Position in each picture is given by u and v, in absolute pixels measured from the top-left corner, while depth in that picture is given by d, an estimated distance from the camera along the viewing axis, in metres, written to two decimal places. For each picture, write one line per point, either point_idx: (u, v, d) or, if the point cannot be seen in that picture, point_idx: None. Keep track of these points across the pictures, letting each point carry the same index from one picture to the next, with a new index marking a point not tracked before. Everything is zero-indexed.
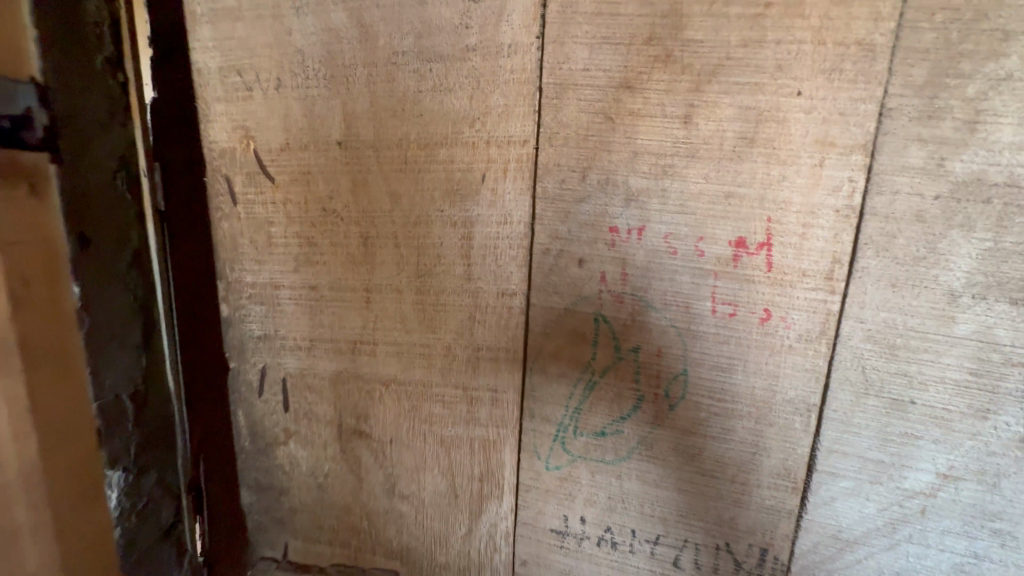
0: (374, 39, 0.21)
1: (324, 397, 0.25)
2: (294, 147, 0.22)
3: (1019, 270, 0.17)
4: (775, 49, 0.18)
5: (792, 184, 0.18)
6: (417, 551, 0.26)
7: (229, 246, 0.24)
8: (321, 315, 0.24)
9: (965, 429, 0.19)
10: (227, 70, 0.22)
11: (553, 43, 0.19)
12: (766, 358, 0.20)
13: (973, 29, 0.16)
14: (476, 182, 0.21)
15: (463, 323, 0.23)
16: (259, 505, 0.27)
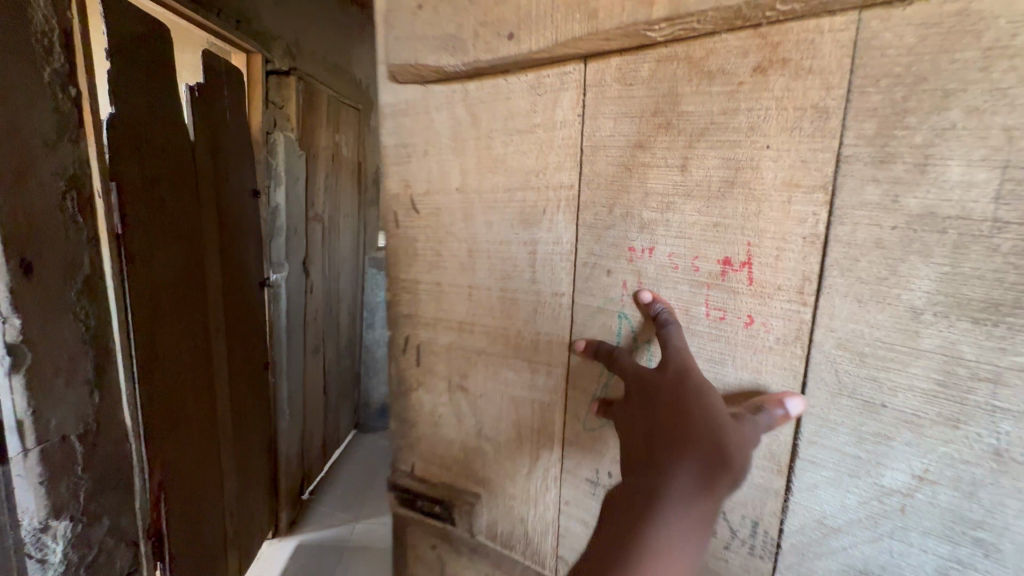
0: (480, 122, 0.32)
1: (440, 358, 0.37)
2: (433, 192, 0.34)
3: (978, 293, 0.19)
4: (748, 114, 0.23)
5: (766, 217, 0.23)
6: (495, 481, 0.35)
7: (392, 254, 0.38)
8: (443, 301, 0.36)
9: (936, 436, 0.21)
10: (397, 144, 0.35)
11: (589, 118, 0.28)
12: (751, 355, 0.25)
13: (915, 89, 0.20)
14: (540, 214, 0.30)
15: (529, 313, 0.32)
16: (398, 430, 0.40)
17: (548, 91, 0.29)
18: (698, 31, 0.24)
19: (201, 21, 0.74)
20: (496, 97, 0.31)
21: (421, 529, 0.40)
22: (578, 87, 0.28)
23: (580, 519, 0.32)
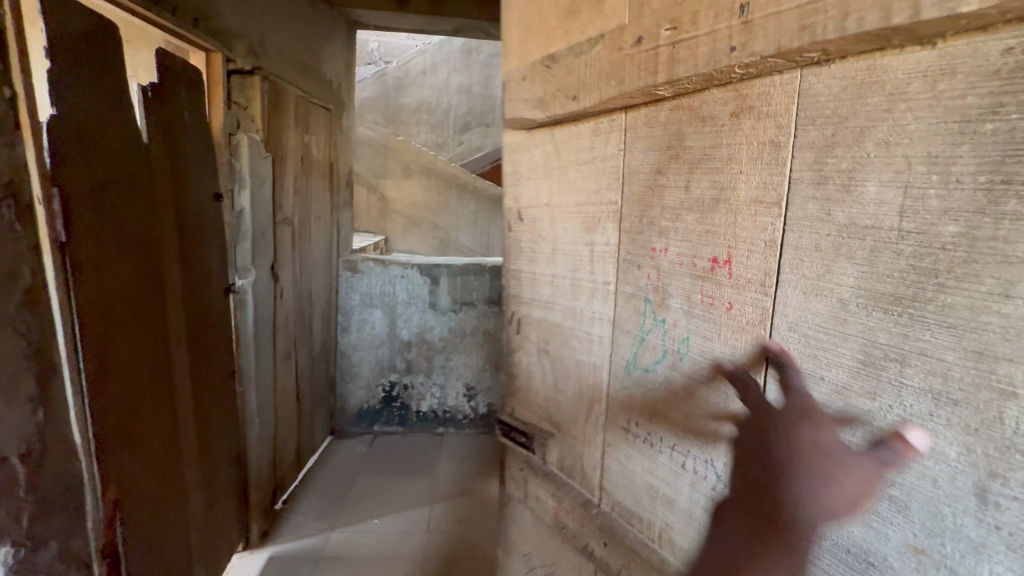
0: (620, 150, 0.74)
1: (589, 266, 0.83)
2: (592, 177, 0.79)
3: (888, 295, 0.45)
4: (732, 147, 0.58)
5: (739, 224, 0.58)
6: (624, 362, 0.77)
7: (565, 212, 0.86)
8: (596, 228, 0.80)
9: (869, 371, 0.47)
10: (575, 160, 0.83)
11: (657, 144, 0.68)
12: (730, 325, 0.60)
13: (841, 125, 0.48)
14: (642, 188, 0.71)
15: (634, 236, 0.72)
16: (559, 322, 0.91)
17: (647, 136, 0.69)
18: (736, 76, 0.57)
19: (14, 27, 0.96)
20: (615, 144, 0.75)
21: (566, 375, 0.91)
22: (655, 148, 0.68)
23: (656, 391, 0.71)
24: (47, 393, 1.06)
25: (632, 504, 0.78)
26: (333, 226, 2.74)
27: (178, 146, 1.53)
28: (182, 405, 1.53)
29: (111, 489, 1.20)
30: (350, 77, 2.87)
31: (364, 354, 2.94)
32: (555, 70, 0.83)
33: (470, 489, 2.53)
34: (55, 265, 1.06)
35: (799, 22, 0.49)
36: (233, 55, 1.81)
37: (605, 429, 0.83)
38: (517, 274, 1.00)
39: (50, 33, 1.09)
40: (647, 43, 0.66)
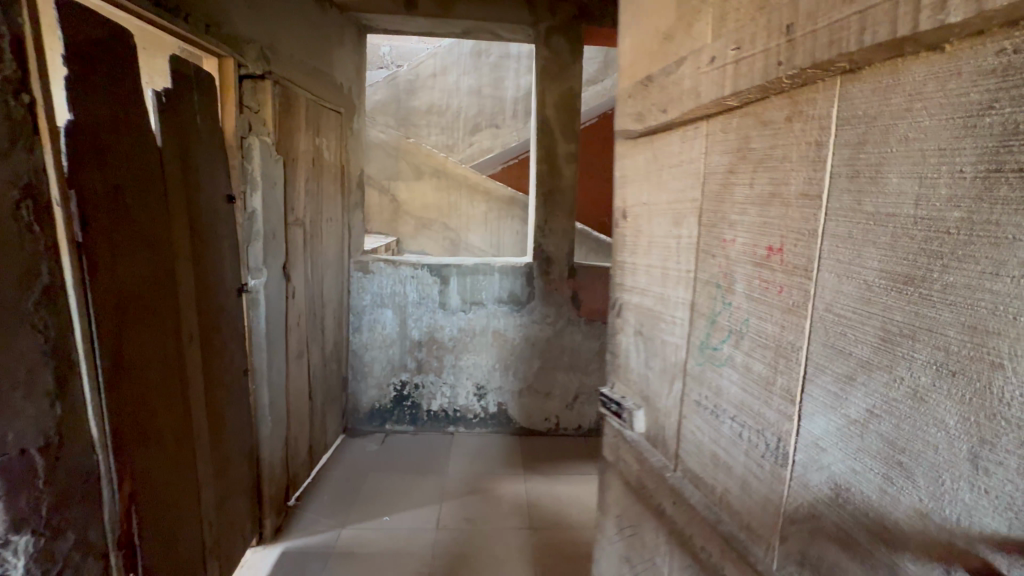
0: (701, 151, 0.82)
1: (675, 257, 0.91)
2: (680, 177, 0.88)
3: (904, 276, 0.49)
4: (786, 148, 0.64)
5: (790, 214, 0.63)
6: (705, 339, 0.83)
7: (659, 209, 0.96)
8: (681, 224, 0.88)
9: (887, 348, 0.51)
10: (669, 164, 0.92)
11: (729, 146, 0.75)
12: (778, 306, 0.66)
13: (871, 124, 0.52)
14: (716, 186, 0.78)
15: (712, 233, 0.80)
16: (652, 304, 0.99)
17: (722, 140, 0.77)
18: (787, 85, 0.63)
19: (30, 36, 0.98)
20: (696, 146, 0.83)
21: (655, 354, 0.99)
22: (727, 147, 0.75)
23: (727, 365, 0.77)
24: (66, 388, 1.08)
25: (703, 469, 0.84)
26: (343, 227, 2.78)
27: (192, 150, 1.57)
28: (195, 403, 1.57)
29: (126, 481, 1.25)
30: (362, 80, 2.92)
31: (376, 353, 2.97)
32: (654, 92, 0.94)
33: (479, 488, 2.54)
34: (72, 264, 1.09)
35: (828, 39, 0.55)
36: (245, 61, 1.85)
37: (682, 400, 0.90)
38: (623, 263, 1.11)
39: (65, 41, 1.14)
40: (719, 61, 0.75)
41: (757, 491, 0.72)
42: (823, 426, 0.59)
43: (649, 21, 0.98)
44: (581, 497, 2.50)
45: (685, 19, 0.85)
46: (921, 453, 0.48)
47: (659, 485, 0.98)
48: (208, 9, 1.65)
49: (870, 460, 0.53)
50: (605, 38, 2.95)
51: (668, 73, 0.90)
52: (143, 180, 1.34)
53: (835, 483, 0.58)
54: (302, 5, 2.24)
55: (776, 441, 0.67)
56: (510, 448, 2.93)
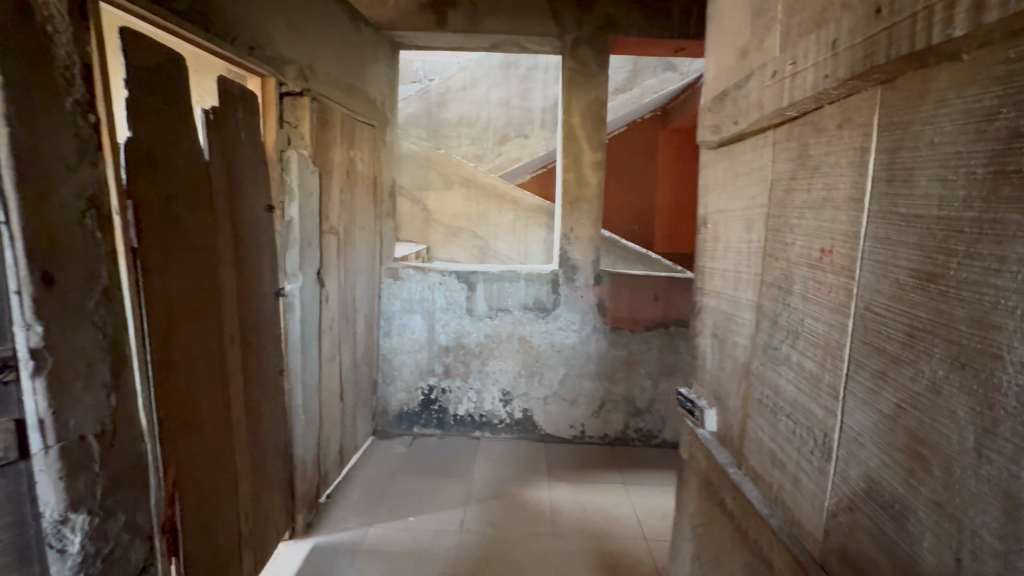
0: (771, 153, 1.02)
1: (746, 258, 1.11)
2: (753, 179, 1.09)
3: (930, 273, 0.63)
4: (836, 153, 0.81)
5: (839, 219, 0.80)
6: (769, 343, 1.02)
7: (734, 214, 1.17)
8: (753, 225, 1.09)
9: (913, 349, 0.65)
10: (743, 170, 1.13)
11: (793, 149, 0.94)
12: (830, 300, 0.82)
13: (907, 129, 0.66)
14: (781, 191, 0.97)
15: (776, 243, 0.99)
16: (729, 290, 1.20)
17: (787, 144, 0.96)
18: (836, 94, 0.81)
19: (95, 59, 1.11)
20: (766, 153, 1.04)
21: (729, 349, 1.19)
22: (792, 149, 0.94)
23: (788, 357, 0.95)
24: (120, 381, 1.20)
25: (763, 467, 1.03)
26: (376, 235, 2.92)
27: (236, 163, 1.72)
28: (234, 399, 1.70)
29: (171, 469, 1.38)
30: (395, 95, 3.07)
31: (404, 358, 3.07)
32: (729, 105, 1.17)
33: (503, 493, 2.59)
34: (128, 268, 1.21)
35: (864, 52, 0.73)
36: (285, 79, 1.99)
37: (750, 398, 1.09)
38: (705, 269, 1.33)
39: (127, 65, 1.27)
40: (782, 74, 0.95)
41: (805, 488, 0.89)
42: (862, 421, 0.75)
43: (729, 46, 1.20)
44: (606, 507, 2.50)
45: (757, 36, 1.06)
46: (936, 443, 0.62)
47: (723, 480, 1.17)
48: (253, 32, 1.80)
49: (898, 452, 0.68)
50: (631, 48, 2.96)
51: (741, 88, 1.11)
52: (189, 195, 1.46)
53: (871, 473, 0.73)
54: (339, 26, 2.39)
55: (823, 437, 0.84)
56: (534, 455, 2.96)
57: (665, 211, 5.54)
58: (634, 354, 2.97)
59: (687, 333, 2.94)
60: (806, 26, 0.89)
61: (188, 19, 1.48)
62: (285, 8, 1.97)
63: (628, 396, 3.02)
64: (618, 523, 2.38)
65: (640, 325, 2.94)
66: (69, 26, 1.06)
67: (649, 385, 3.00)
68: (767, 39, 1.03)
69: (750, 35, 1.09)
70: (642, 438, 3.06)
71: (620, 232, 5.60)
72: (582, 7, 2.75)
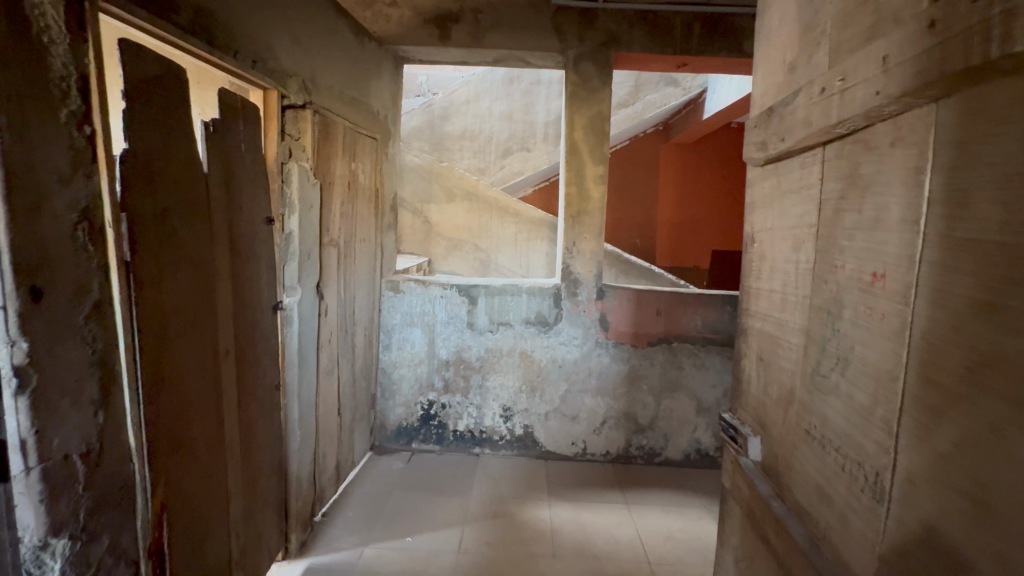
0: (817, 174, 0.99)
1: (792, 280, 1.08)
2: (798, 199, 1.06)
3: (990, 302, 0.59)
4: (887, 174, 0.78)
5: (890, 243, 0.77)
6: (814, 368, 0.97)
7: (779, 234, 1.14)
8: (799, 246, 1.05)
9: (972, 384, 0.61)
10: (788, 189, 1.10)
11: (841, 170, 0.91)
12: (880, 325, 0.79)
13: (962, 151, 0.64)
14: (828, 212, 0.94)
15: (822, 266, 0.95)
16: (773, 313, 1.16)
17: (835, 164, 0.93)
18: (888, 113, 0.78)
19: (93, 71, 1.08)
20: (812, 174, 1.01)
21: (772, 374, 1.15)
22: (840, 170, 0.91)
23: (834, 384, 0.91)
24: (108, 398, 1.15)
25: (810, 502, 0.98)
26: (377, 247, 2.88)
27: (236, 175, 1.68)
28: (228, 415, 1.63)
29: (160, 490, 1.32)
30: (398, 109, 3.05)
31: (404, 372, 3.01)
32: (773, 123, 1.14)
33: (501, 512, 2.50)
34: (122, 282, 1.17)
35: (916, 70, 0.70)
36: (288, 92, 1.96)
37: (795, 428, 1.03)
38: (751, 290, 1.29)
39: (126, 77, 1.24)
40: (829, 91, 0.92)
41: (855, 528, 0.84)
42: (914, 459, 0.70)
43: (776, 61, 1.17)
44: (607, 528, 2.41)
45: (806, 51, 1.03)
46: (999, 489, 0.57)
47: (766, 515, 1.11)
48: (257, 46, 1.78)
49: (957, 497, 0.63)
50: (633, 63, 2.93)
51: (788, 104, 1.08)
52: (186, 206, 1.42)
53: (927, 518, 0.68)
54: (343, 40, 2.37)
55: (874, 475, 0.79)
56: (534, 473, 2.88)
57: (667, 224, 5.51)
58: (637, 370, 2.90)
59: (690, 350, 2.88)
60: (855, 42, 0.87)
61: (191, 32, 1.46)
62: (288, 22, 1.95)
63: (629, 411, 2.94)
64: (619, 545, 2.28)
65: (642, 340, 2.87)
66: (65, 38, 1.02)
67: (652, 402, 2.93)
68: (816, 54, 1.00)
69: (798, 50, 1.06)
70: (645, 457, 2.98)
71: (623, 246, 5.54)
72: (584, 22, 2.74)
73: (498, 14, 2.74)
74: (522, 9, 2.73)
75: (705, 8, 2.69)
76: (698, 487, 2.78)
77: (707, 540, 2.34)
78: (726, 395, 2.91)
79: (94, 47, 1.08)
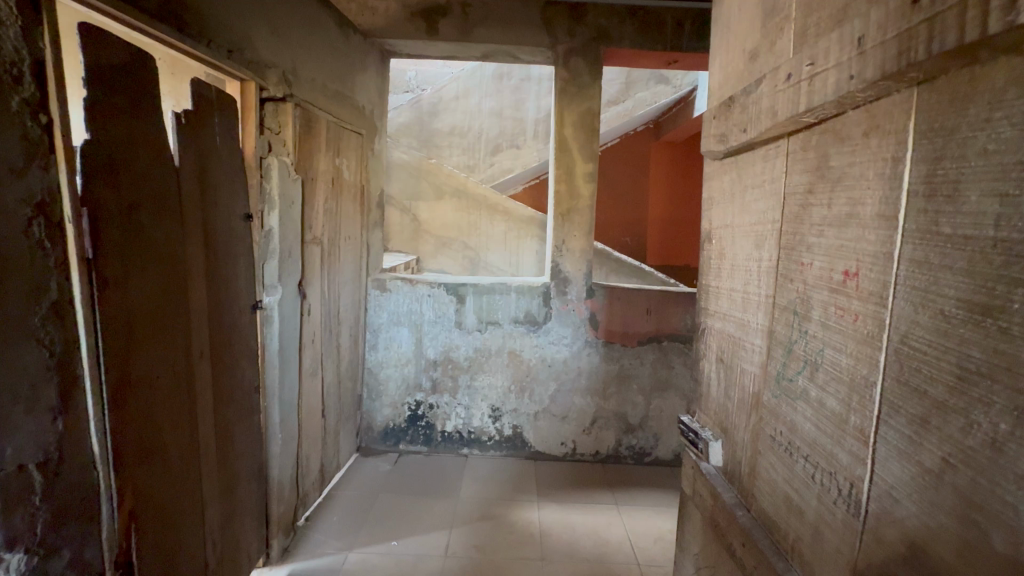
0: (783, 166, 0.92)
1: (755, 279, 1.01)
2: (762, 193, 0.99)
3: (982, 304, 0.52)
4: (860, 164, 0.71)
5: (863, 237, 0.70)
6: (782, 373, 0.90)
7: (741, 229, 1.07)
8: (762, 242, 0.98)
9: (965, 396, 0.54)
10: (751, 183, 1.04)
11: (809, 162, 0.84)
12: (854, 328, 0.72)
13: (949, 136, 0.57)
14: (795, 206, 0.87)
15: (789, 263, 0.89)
16: (736, 313, 1.09)
17: (803, 155, 0.86)
18: (862, 99, 0.71)
19: (50, 57, 0.99)
20: (777, 166, 0.94)
21: (735, 378, 1.08)
22: (809, 161, 0.84)
23: (804, 390, 0.84)
24: (70, 404, 1.07)
25: (777, 513, 0.91)
26: (362, 245, 2.77)
27: (210, 169, 1.56)
28: (203, 421, 1.53)
29: (126, 500, 1.22)
30: (384, 104, 2.94)
31: (391, 372, 2.92)
32: (734, 113, 1.07)
33: (490, 514, 2.43)
34: (82, 281, 1.09)
35: (897, 50, 0.62)
36: (266, 84, 1.86)
37: (762, 433, 0.97)
38: (710, 288, 1.23)
39: (87, 64, 1.14)
40: (796, 78, 0.85)
41: (828, 543, 0.77)
42: (896, 473, 0.63)
43: (736, 48, 1.10)
44: (596, 529, 2.35)
45: (768, 38, 0.96)
46: (998, 511, 0.50)
47: (730, 524, 1.05)
48: (232, 35, 1.68)
49: (947, 516, 0.56)
50: (622, 59, 2.87)
51: (749, 93, 1.01)
52: (159, 201, 1.33)
53: (910, 537, 0.61)
54: (326, 32, 2.27)
55: (850, 487, 0.72)
56: (523, 474, 2.81)
57: (655, 223, 5.47)
58: (625, 369, 2.85)
59: (680, 348, 2.83)
60: (822, 25, 0.79)
61: (159, 18, 1.36)
62: (268, 11, 1.84)
63: (620, 411, 2.88)
64: (609, 546, 2.23)
65: (634, 339, 2.82)
66: (16, 20, 0.93)
67: (642, 401, 2.87)
68: (779, 40, 0.92)
69: (760, 37, 0.99)
70: (635, 457, 2.92)
71: (614, 245, 5.47)
72: (574, 17, 2.66)
73: (487, 9, 2.65)
74: (508, 3, 2.65)
75: (695, 3, 2.63)
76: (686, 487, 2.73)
77: None
78: None
79: (51, 30, 0.98)
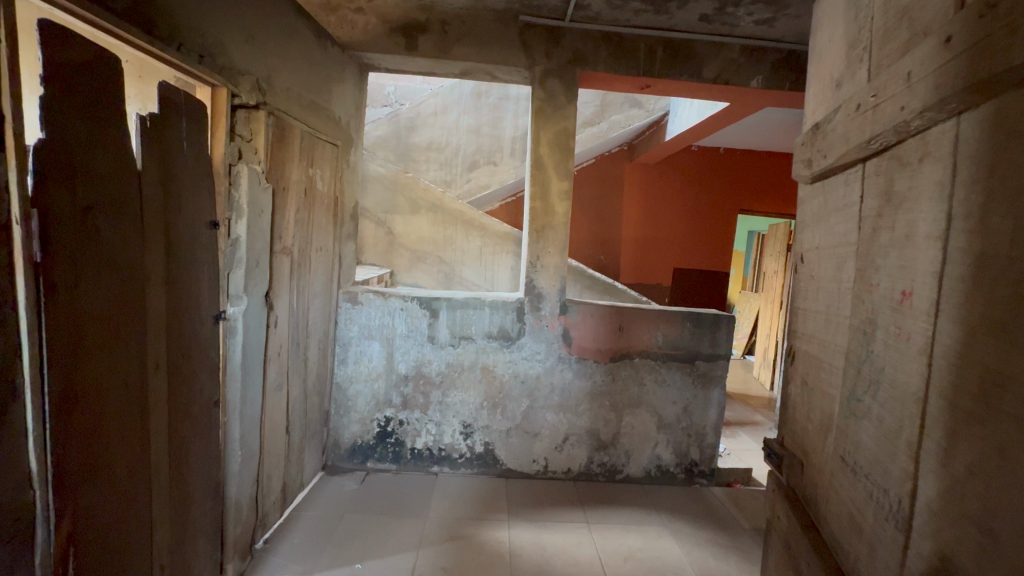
0: (857, 191, 0.96)
1: (833, 300, 1.04)
2: (840, 215, 1.03)
3: (1002, 318, 0.59)
4: (914, 190, 0.77)
5: (917, 261, 0.75)
6: (850, 392, 0.94)
7: (823, 250, 1.10)
8: (841, 261, 1.02)
9: (988, 404, 0.60)
10: (833, 203, 1.07)
11: (875, 185, 0.89)
12: (907, 345, 0.77)
13: (980, 163, 0.64)
14: (867, 226, 0.91)
15: (860, 284, 0.92)
16: (817, 335, 1.11)
17: (872, 180, 0.91)
18: (914, 128, 0.77)
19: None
20: (852, 190, 0.98)
21: (815, 398, 1.10)
22: (874, 186, 0.89)
23: (866, 405, 0.88)
24: (6, 419, 1.02)
25: (841, 531, 0.93)
26: (334, 257, 2.72)
27: (174, 176, 1.51)
28: (155, 437, 1.44)
29: (65, 522, 1.14)
30: (361, 116, 2.92)
31: (360, 387, 2.85)
32: (818, 140, 1.12)
33: (459, 535, 2.36)
34: (26, 286, 1.04)
35: (934, 84, 0.71)
36: (238, 90, 1.82)
37: (832, 454, 0.99)
38: (798, 311, 1.23)
39: (44, 62, 1.09)
40: (864, 107, 0.91)
41: (881, 559, 0.80)
42: (935, 478, 0.68)
43: (827, 77, 1.13)
44: (567, 548, 2.31)
45: (851, 67, 1.01)
46: (1006, 516, 0.56)
47: (801, 546, 1.06)
48: (204, 39, 1.64)
49: (969, 526, 0.61)
50: (597, 82, 2.92)
51: (830, 121, 1.06)
52: (121, 204, 1.28)
53: (945, 545, 0.65)
54: (304, 42, 2.25)
55: (899, 503, 0.76)
56: (494, 492, 2.75)
57: (630, 243, 5.51)
58: (600, 386, 2.85)
59: (651, 365, 2.85)
60: (892, 57, 0.86)
61: (126, 18, 1.33)
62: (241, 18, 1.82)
63: (592, 429, 2.87)
64: (579, 566, 2.19)
65: (605, 355, 2.83)
66: None
67: (614, 417, 2.87)
68: (858, 70, 0.98)
69: (846, 65, 1.03)
70: (607, 473, 2.91)
71: (587, 262, 5.54)
72: (552, 39, 2.72)
73: (465, 27, 2.68)
74: (489, 23, 2.69)
75: (665, 31, 2.71)
76: (664, 505, 2.72)
77: (668, 560, 2.27)
78: (685, 412, 2.89)
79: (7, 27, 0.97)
